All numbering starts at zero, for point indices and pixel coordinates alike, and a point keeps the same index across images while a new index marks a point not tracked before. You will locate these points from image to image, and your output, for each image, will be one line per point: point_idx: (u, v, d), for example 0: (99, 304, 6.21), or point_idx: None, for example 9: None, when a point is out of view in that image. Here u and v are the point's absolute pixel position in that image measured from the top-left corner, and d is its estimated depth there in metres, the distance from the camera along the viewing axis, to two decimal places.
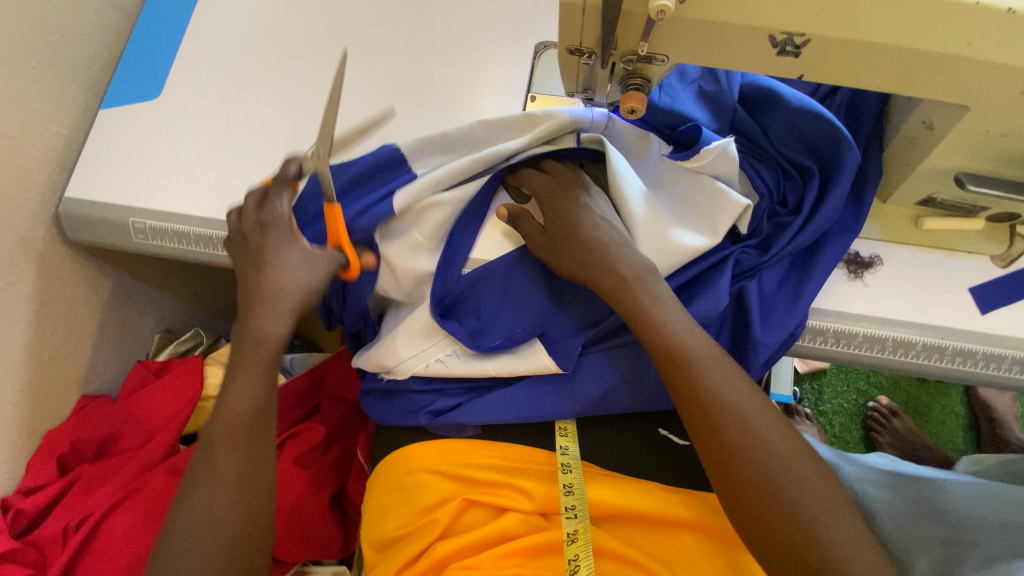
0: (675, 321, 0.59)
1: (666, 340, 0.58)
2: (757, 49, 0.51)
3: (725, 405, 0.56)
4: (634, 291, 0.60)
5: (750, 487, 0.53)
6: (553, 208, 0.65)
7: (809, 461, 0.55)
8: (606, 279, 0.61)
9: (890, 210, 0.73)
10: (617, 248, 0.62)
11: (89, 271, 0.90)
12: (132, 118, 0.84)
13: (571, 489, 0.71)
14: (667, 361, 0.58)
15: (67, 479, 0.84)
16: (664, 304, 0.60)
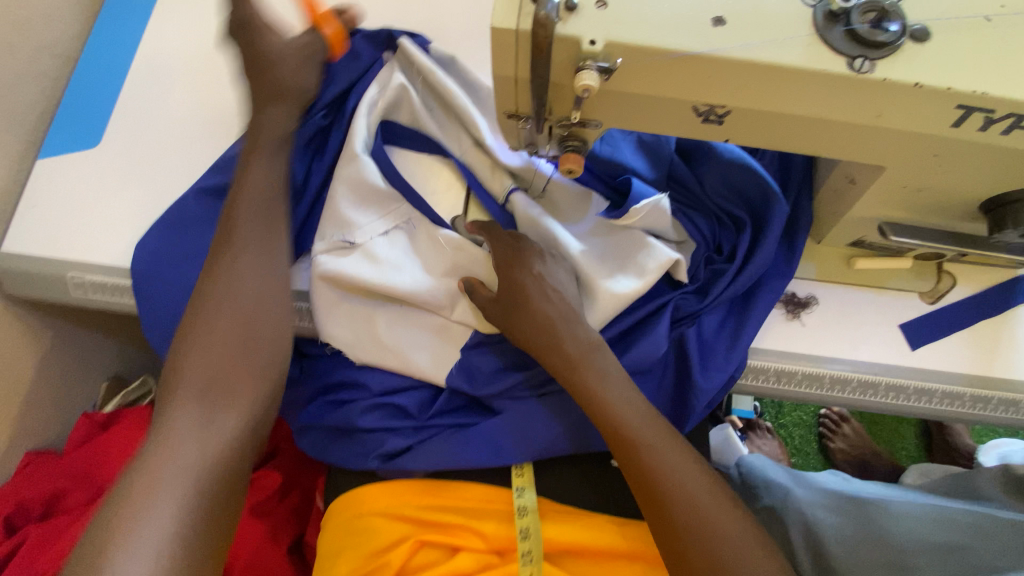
0: (615, 395, 0.63)
1: (607, 414, 0.62)
2: (683, 117, 0.53)
3: (660, 470, 0.59)
4: (578, 366, 0.64)
5: (692, 546, 0.56)
6: (501, 281, 0.67)
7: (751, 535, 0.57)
8: (552, 357, 0.65)
9: (824, 250, 0.76)
10: (564, 322, 0.65)
11: (32, 324, 0.87)
12: (72, 168, 0.82)
13: (528, 533, 0.71)
14: (609, 434, 0.62)
15: (13, 541, 0.81)
16: (610, 379, 0.64)
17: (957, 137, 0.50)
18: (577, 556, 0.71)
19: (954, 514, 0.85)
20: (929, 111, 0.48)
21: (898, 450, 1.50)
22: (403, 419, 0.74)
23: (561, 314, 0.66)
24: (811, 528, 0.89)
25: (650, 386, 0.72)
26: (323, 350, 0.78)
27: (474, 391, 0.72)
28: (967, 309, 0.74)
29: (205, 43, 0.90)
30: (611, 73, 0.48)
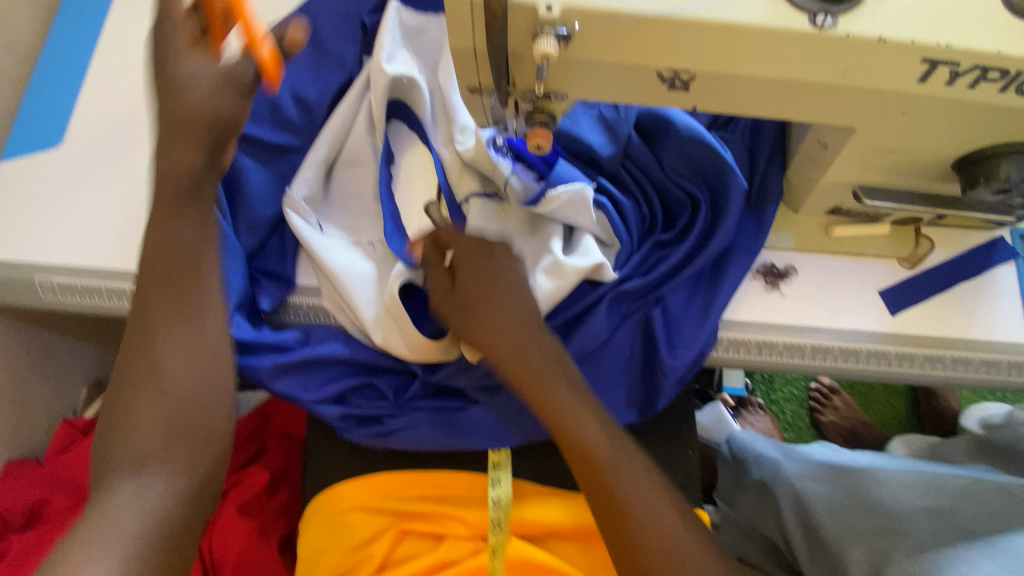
0: (584, 419, 0.58)
1: (574, 441, 0.57)
2: (647, 85, 0.51)
3: (633, 500, 0.54)
4: (550, 398, 0.59)
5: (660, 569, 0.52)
6: (467, 270, 0.63)
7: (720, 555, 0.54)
8: (511, 364, 0.60)
9: (802, 219, 0.76)
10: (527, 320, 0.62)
11: (5, 330, 0.86)
12: (34, 168, 0.80)
13: (499, 499, 0.71)
14: (577, 465, 0.57)
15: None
16: (566, 395, 0.59)
17: (925, 92, 0.50)
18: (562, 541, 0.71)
19: (937, 478, 0.86)
20: (896, 65, 0.47)
21: (887, 420, 1.51)
22: (383, 403, 0.74)
23: (522, 325, 0.61)
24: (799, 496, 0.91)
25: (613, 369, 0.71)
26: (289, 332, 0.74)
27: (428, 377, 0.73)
28: (946, 273, 0.73)
29: (166, 34, 0.88)
30: (570, 41, 0.47)
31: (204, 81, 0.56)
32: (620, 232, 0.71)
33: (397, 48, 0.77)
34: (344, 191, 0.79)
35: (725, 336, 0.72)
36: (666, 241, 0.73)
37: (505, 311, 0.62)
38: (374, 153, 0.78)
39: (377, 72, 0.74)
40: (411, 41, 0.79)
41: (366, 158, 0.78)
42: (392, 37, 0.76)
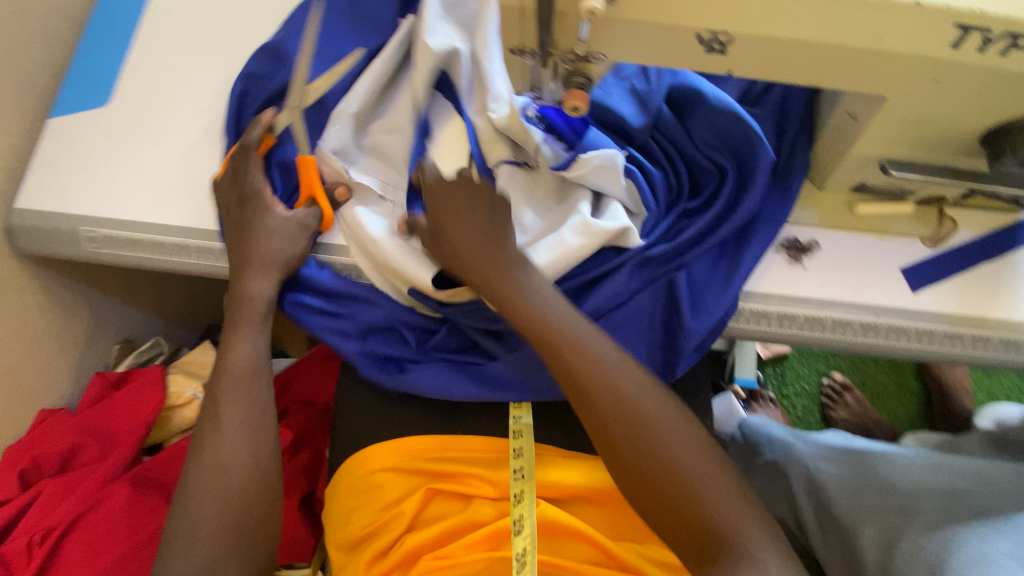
0: (541, 305, 0.65)
1: (534, 322, 0.65)
2: (686, 47, 0.53)
3: (598, 378, 0.62)
4: (562, 350, 0.63)
5: (665, 486, 0.58)
6: (439, 201, 0.69)
7: (684, 427, 0.62)
8: (472, 270, 0.67)
9: (826, 196, 0.77)
10: (497, 235, 0.68)
11: (44, 282, 0.89)
12: (82, 126, 0.84)
13: (520, 453, 0.74)
14: (572, 391, 0.63)
15: (29, 495, 0.82)
16: (530, 291, 0.66)
17: (956, 59, 0.51)
18: (585, 501, 0.73)
19: (948, 461, 0.88)
20: (930, 31, 0.49)
21: (899, 418, 1.51)
22: (403, 349, 0.77)
23: (485, 238, 0.68)
24: (813, 478, 0.92)
25: (633, 337, 0.72)
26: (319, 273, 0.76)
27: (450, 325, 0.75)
28: (968, 254, 0.74)
29: (211, 4, 0.92)
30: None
31: (285, 225, 0.74)
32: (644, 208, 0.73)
33: (441, 22, 0.76)
34: (381, 153, 0.81)
35: (747, 307, 0.73)
36: (690, 209, 0.75)
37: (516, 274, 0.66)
38: (411, 121, 0.80)
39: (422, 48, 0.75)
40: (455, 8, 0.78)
41: (404, 125, 0.80)
42: (437, 9, 0.76)
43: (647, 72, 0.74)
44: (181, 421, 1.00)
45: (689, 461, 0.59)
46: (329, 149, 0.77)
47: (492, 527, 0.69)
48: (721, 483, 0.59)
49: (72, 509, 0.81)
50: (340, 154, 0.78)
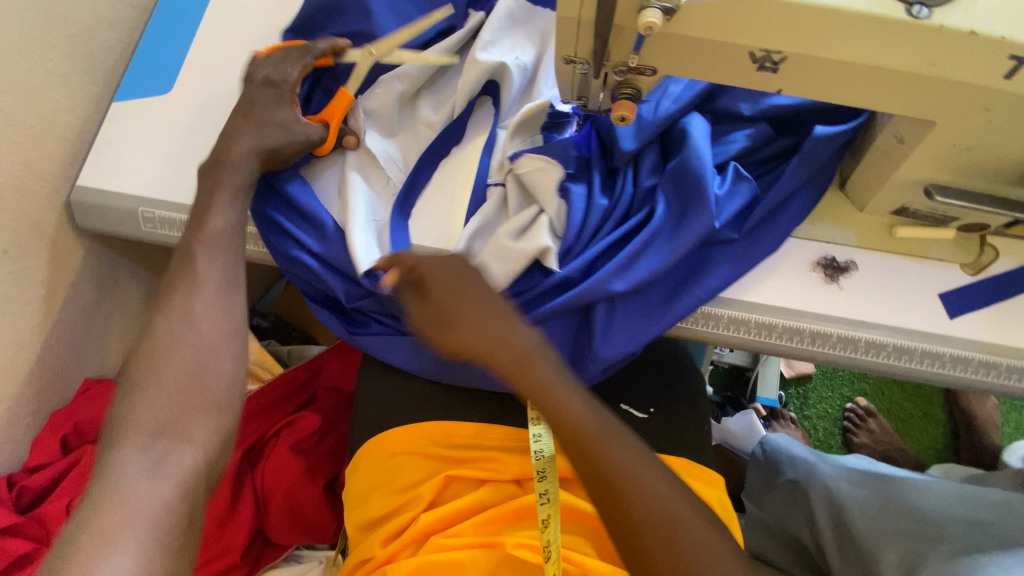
0: (571, 394, 0.60)
1: (555, 411, 0.59)
2: (739, 64, 0.54)
3: (624, 470, 0.55)
4: (553, 397, 0.59)
5: (653, 541, 0.52)
6: (440, 290, 0.64)
7: (720, 534, 0.54)
8: (501, 355, 0.61)
9: (866, 217, 0.77)
10: (510, 318, 0.64)
11: (98, 258, 0.93)
12: (144, 110, 0.88)
13: (544, 474, 0.69)
14: (594, 481, 0.55)
15: (68, 460, 0.85)
16: (556, 381, 0.61)
17: (1011, 89, 0.51)
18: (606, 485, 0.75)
19: (975, 491, 0.87)
20: (987, 60, 0.49)
21: (923, 449, 1.49)
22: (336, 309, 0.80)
23: (500, 318, 0.63)
24: (834, 500, 0.91)
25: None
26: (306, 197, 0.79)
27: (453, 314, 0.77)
28: (1009, 284, 0.74)
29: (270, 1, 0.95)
30: (673, 16, 0.50)
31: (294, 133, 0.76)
32: (605, 234, 0.73)
33: (501, 35, 0.81)
34: (408, 148, 0.83)
35: (725, 313, 0.73)
36: (637, 225, 0.73)
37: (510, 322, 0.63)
38: (440, 122, 0.82)
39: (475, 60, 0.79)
40: (519, 29, 0.82)
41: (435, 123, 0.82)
42: (499, 24, 0.81)
43: (680, 96, 0.75)
44: None
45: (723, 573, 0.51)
46: (361, 108, 0.81)
47: (506, 507, 0.71)
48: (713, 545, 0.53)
49: None
50: (370, 115, 0.82)
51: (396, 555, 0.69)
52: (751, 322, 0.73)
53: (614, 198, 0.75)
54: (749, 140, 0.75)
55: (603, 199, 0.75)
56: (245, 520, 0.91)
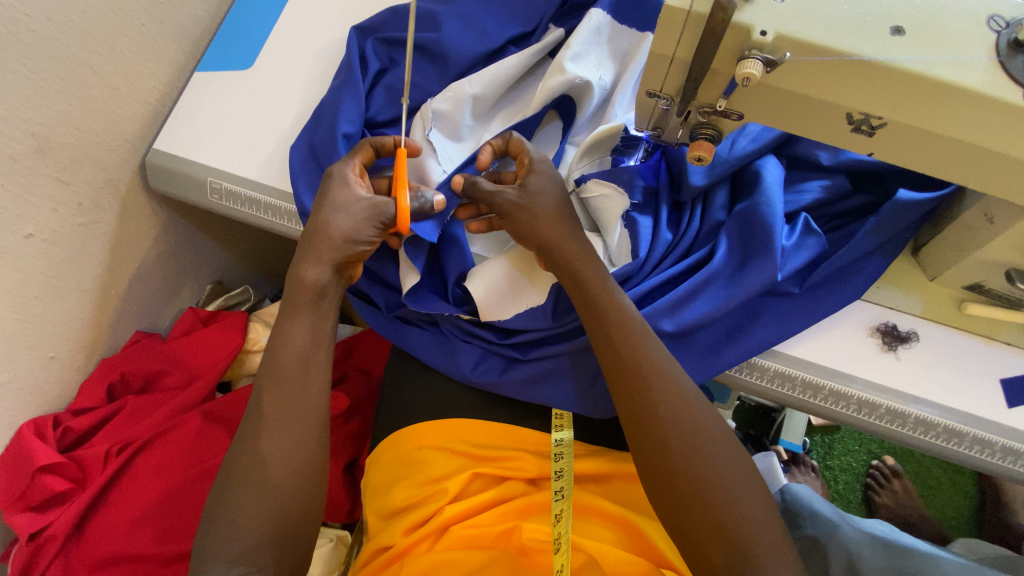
0: (630, 315, 0.64)
1: (609, 328, 0.63)
2: (833, 124, 0.53)
3: (655, 399, 0.60)
4: (610, 331, 0.63)
5: (677, 462, 0.57)
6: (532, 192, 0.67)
7: (738, 464, 0.58)
8: (585, 270, 0.66)
9: (935, 288, 0.74)
10: (581, 239, 0.67)
11: (161, 218, 0.97)
12: (224, 83, 0.90)
13: (561, 474, 0.73)
14: (620, 389, 0.62)
15: (113, 406, 0.90)
16: (619, 300, 0.65)
17: None
18: (613, 482, 0.77)
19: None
20: None
21: (949, 522, 1.42)
22: (371, 311, 0.81)
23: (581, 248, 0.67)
24: (853, 567, 0.85)
25: (574, 380, 0.74)
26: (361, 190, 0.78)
27: (500, 340, 0.76)
28: None
29: None
30: (773, 68, 0.48)
31: (355, 213, 0.67)
32: (663, 268, 0.72)
33: (588, 50, 0.78)
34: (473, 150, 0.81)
35: (772, 366, 0.71)
36: (696, 265, 0.71)
37: (581, 253, 0.67)
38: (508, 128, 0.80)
39: (555, 71, 0.76)
40: (604, 45, 0.80)
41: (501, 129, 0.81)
42: (588, 36, 0.78)
43: (758, 137, 0.73)
44: (252, 367, 1.07)
45: (736, 497, 0.55)
46: (431, 110, 0.79)
47: (520, 503, 0.72)
48: (752, 491, 0.57)
49: (150, 428, 0.89)
50: (439, 118, 0.79)
51: (416, 546, 0.70)
52: (798, 379, 0.71)
53: (678, 234, 0.74)
54: (823, 192, 0.72)
55: (668, 232, 0.73)
56: None
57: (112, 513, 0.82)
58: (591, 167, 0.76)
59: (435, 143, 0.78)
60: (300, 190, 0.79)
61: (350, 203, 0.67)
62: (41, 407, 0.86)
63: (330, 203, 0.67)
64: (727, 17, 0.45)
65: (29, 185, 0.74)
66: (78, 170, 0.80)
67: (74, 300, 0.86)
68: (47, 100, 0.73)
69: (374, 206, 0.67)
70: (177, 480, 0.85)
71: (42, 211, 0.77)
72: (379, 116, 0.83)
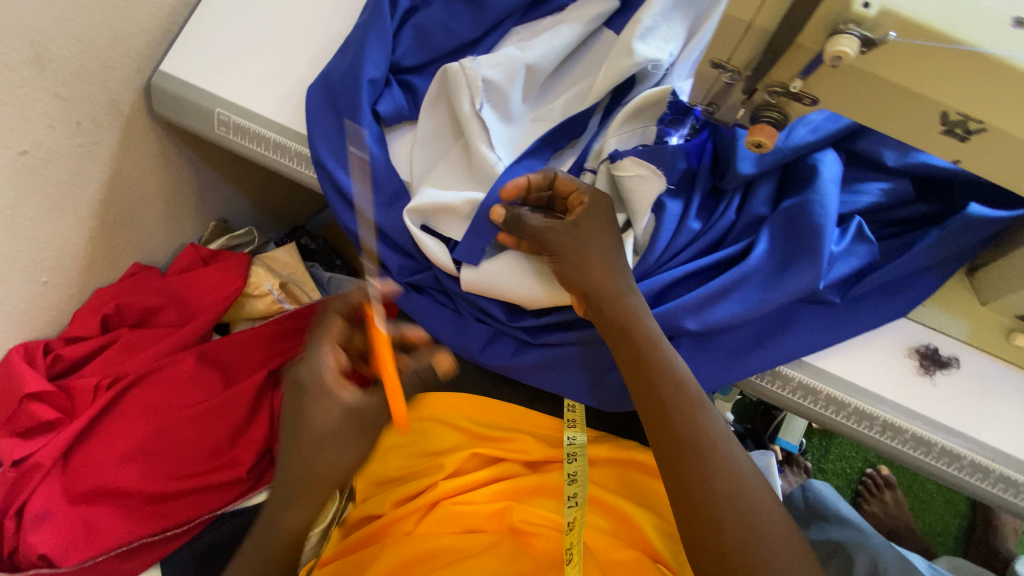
0: (682, 379, 0.58)
1: (656, 391, 0.57)
2: (921, 123, 0.46)
3: (707, 477, 0.53)
4: (662, 396, 0.57)
5: (732, 540, 0.51)
6: (587, 228, 0.62)
7: (793, 542, 0.52)
8: (637, 326, 0.59)
9: (986, 314, 0.69)
10: (630, 290, 0.61)
11: (165, 146, 0.92)
12: (240, 7, 0.83)
13: (575, 478, 0.67)
14: (668, 459, 0.55)
15: (106, 338, 0.88)
16: (671, 361, 0.59)
17: None
18: (614, 470, 0.74)
19: None
20: None
21: (935, 536, 1.40)
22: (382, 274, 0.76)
23: (633, 303, 0.60)
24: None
25: (585, 369, 0.70)
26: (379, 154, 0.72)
27: (507, 320, 0.71)
28: None
29: None
30: (869, 49, 0.42)
31: (340, 427, 0.54)
32: (686, 257, 0.66)
33: (660, 22, 0.68)
34: (520, 137, 0.70)
35: (797, 376, 0.67)
36: (732, 259, 0.66)
37: (636, 308, 0.60)
38: (564, 116, 0.70)
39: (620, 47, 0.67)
40: (678, 16, 0.69)
41: (554, 117, 0.71)
42: (663, 8, 0.67)
43: (818, 127, 0.67)
44: (252, 311, 1.04)
45: None
46: (480, 78, 0.68)
47: (517, 485, 0.69)
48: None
49: (141, 365, 0.87)
50: (486, 85, 0.68)
51: (403, 521, 0.68)
52: (823, 393, 0.66)
53: (708, 223, 0.68)
54: (882, 195, 0.66)
55: (697, 221, 0.67)
56: (257, 438, 0.88)
57: (98, 447, 0.80)
58: (632, 137, 0.68)
59: (488, 125, 0.68)
60: (319, 144, 0.73)
61: (327, 420, 0.54)
62: (32, 332, 0.83)
63: (336, 382, 0.56)
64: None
65: (24, 98, 0.68)
66: (79, 86, 0.74)
67: (70, 224, 0.81)
68: (46, 3, 0.66)
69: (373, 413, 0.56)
70: (165, 421, 0.83)
71: (37, 127, 0.71)
72: (405, 61, 0.77)
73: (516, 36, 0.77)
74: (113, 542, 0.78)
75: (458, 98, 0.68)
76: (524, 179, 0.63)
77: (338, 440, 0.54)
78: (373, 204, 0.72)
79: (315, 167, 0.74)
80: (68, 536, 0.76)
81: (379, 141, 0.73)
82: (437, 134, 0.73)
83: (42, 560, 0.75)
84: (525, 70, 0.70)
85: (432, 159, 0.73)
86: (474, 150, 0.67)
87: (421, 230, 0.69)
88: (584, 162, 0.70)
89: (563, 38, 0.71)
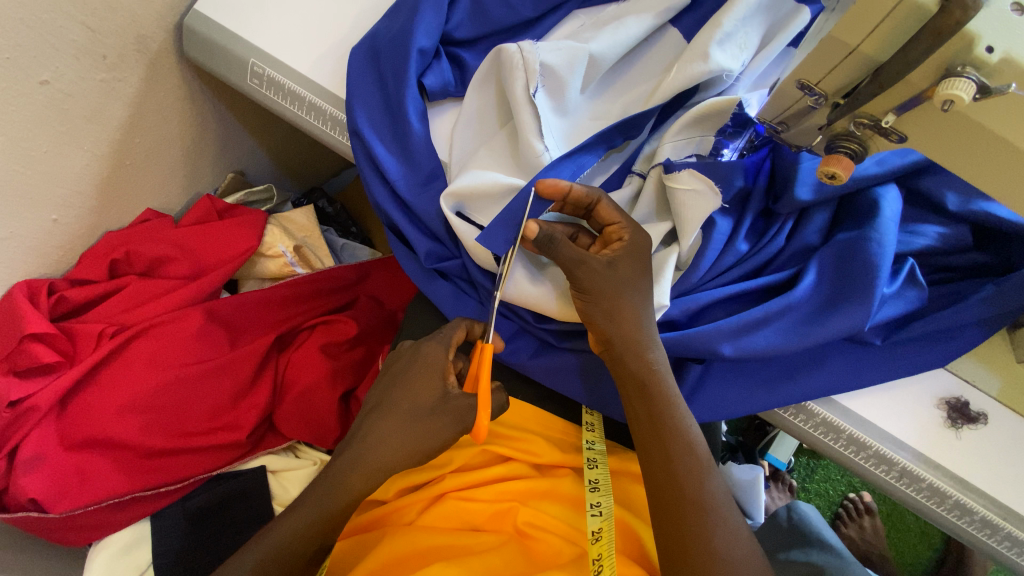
0: (692, 438, 0.58)
1: (664, 451, 0.57)
2: (1015, 174, 0.45)
3: (705, 539, 0.53)
4: (671, 454, 0.57)
5: None
6: (624, 268, 0.58)
7: None
8: (656, 383, 0.58)
9: (1021, 371, 0.67)
10: (651, 343, 0.59)
11: (191, 89, 0.88)
12: None
13: (597, 485, 0.65)
14: (666, 519, 0.55)
15: (112, 285, 0.85)
16: (684, 420, 0.58)
17: None
18: (613, 479, 0.72)
19: None
20: None
21: (906, 567, 1.37)
22: (411, 256, 0.73)
23: (656, 356, 0.59)
24: None
25: (607, 378, 0.68)
26: (419, 130, 0.68)
27: (531, 320, 0.68)
28: None
29: None
30: (983, 96, 0.41)
31: (430, 412, 0.60)
32: (727, 280, 0.65)
33: (742, 27, 0.64)
34: (574, 131, 0.68)
35: (821, 413, 0.65)
36: (774, 287, 0.64)
37: (657, 364, 0.59)
38: (621, 116, 0.68)
39: (695, 50, 0.63)
40: (756, 22, 0.65)
41: (612, 116, 0.68)
42: (744, 12, 0.63)
43: (884, 160, 0.64)
44: (262, 271, 1.01)
45: None
46: (539, 62, 0.64)
47: (526, 487, 0.68)
48: None
49: (147, 317, 0.84)
50: (545, 73, 0.65)
51: (406, 509, 0.70)
52: (845, 433, 0.65)
53: (755, 247, 0.66)
54: (937, 239, 0.64)
55: (744, 243, 0.65)
56: (259, 404, 0.87)
57: (97, 397, 0.78)
58: (688, 145, 0.64)
59: (542, 116, 0.64)
60: (356, 110, 0.69)
61: (422, 394, 0.61)
62: (37, 270, 0.80)
63: (441, 372, 0.61)
64: (962, 19, 0.39)
65: (50, 23, 0.64)
66: (108, 17, 0.69)
67: (88, 162, 0.78)
68: None
69: (458, 412, 0.60)
70: (167, 377, 0.81)
71: (62, 57, 0.67)
72: (457, 34, 0.72)
73: (575, 21, 0.73)
74: (103, 494, 0.76)
75: (512, 80, 0.64)
76: (566, 185, 0.57)
77: (434, 420, 0.60)
78: (409, 182, 0.69)
79: (352, 137, 0.71)
80: (60, 483, 0.75)
81: (421, 116, 0.69)
82: (483, 117, 0.70)
83: (31, 503, 0.74)
84: (590, 60, 0.66)
85: (474, 142, 0.69)
86: (523, 137, 0.63)
87: (455, 215, 0.65)
88: (635, 166, 0.67)
89: (628, 30, 0.67)
